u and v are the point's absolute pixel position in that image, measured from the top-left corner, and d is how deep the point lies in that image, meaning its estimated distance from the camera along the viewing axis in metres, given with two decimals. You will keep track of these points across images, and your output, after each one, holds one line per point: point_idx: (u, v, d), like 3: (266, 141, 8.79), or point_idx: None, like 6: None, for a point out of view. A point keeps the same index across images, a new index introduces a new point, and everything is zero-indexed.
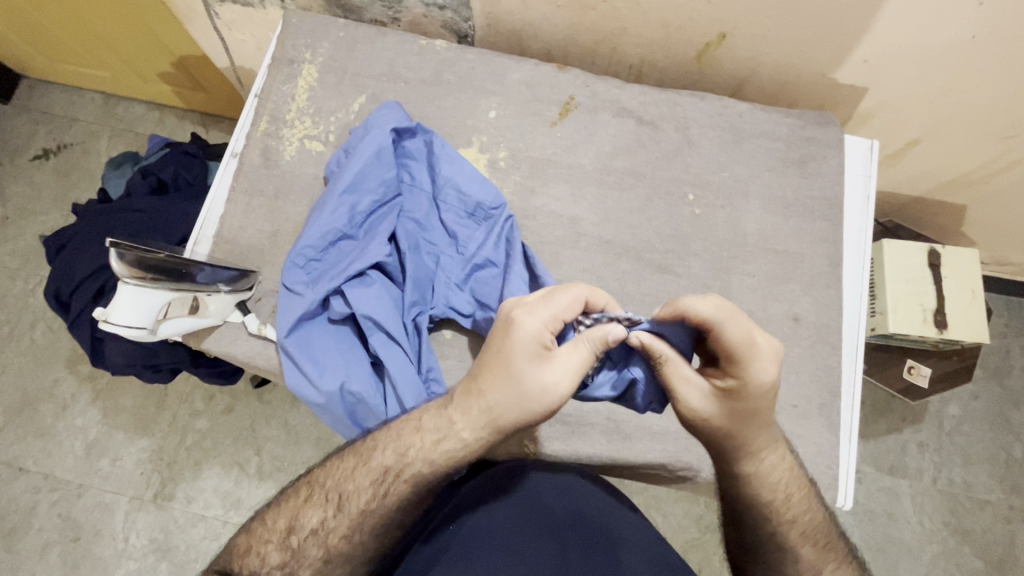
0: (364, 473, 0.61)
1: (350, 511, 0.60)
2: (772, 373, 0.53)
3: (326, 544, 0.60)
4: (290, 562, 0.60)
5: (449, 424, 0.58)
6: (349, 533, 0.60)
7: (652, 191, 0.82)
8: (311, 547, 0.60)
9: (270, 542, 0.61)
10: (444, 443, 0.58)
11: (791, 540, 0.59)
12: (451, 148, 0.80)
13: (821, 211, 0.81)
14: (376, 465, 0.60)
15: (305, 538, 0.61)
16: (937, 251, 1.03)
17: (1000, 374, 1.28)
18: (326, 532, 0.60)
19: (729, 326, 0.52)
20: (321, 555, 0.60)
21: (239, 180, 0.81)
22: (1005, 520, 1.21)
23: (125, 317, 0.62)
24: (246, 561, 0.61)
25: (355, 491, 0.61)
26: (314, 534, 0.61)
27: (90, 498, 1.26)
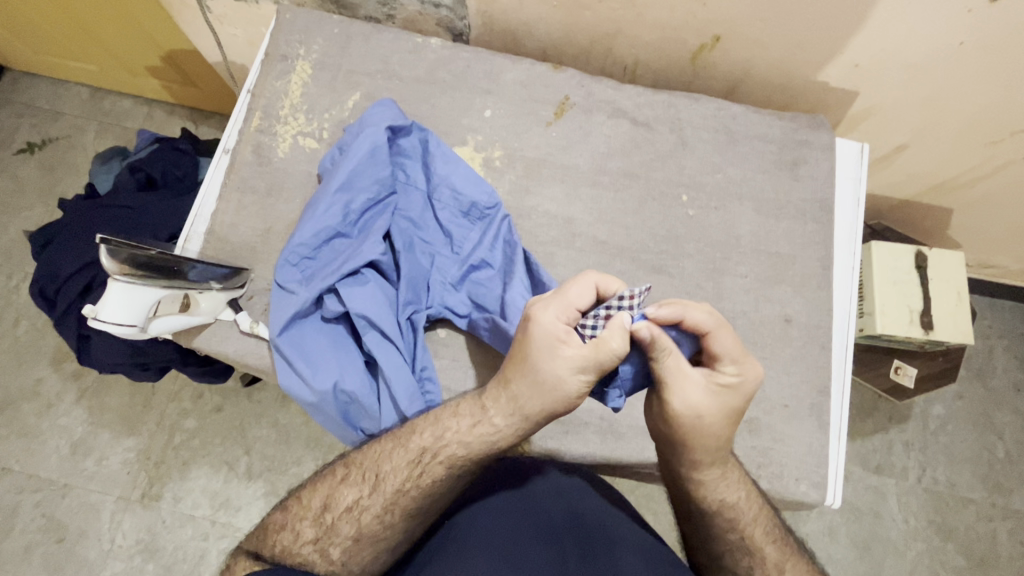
0: (402, 454, 0.61)
1: (385, 491, 0.60)
2: (747, 386, 0.56)
3: (359, 523, 0.59)
4: (323, 537, 0.59)
5: (483, 411, 0.60)
6: (383, 514, 0.59)
7: (647, 192, 0.82)
8: (344, 524, 0.59)
9: (307, 518, 0.61)
10: (479, 429, 0.59)
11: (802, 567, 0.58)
12: (446, 147, 0.80)
13: (812, 213, 0.82)
14: (414, 447, 0.61)
15: (339, 514, 0.60)
16: (924, 253, 1.05)
17: (984, 374, 1.31)
18: (360, 510, 0.60)
19: (718, 337, 0.57)
20: (353, 535, 0.59)
21: (231, 176, 0.80)
22: (987, 518, 1.23)
23: (116, 314, 0.61)
24: (277, 535, 0.61)
25: (389, 472, 0.60)
26: (348, 512, 0.60)
27: (75, 498, 1.24)
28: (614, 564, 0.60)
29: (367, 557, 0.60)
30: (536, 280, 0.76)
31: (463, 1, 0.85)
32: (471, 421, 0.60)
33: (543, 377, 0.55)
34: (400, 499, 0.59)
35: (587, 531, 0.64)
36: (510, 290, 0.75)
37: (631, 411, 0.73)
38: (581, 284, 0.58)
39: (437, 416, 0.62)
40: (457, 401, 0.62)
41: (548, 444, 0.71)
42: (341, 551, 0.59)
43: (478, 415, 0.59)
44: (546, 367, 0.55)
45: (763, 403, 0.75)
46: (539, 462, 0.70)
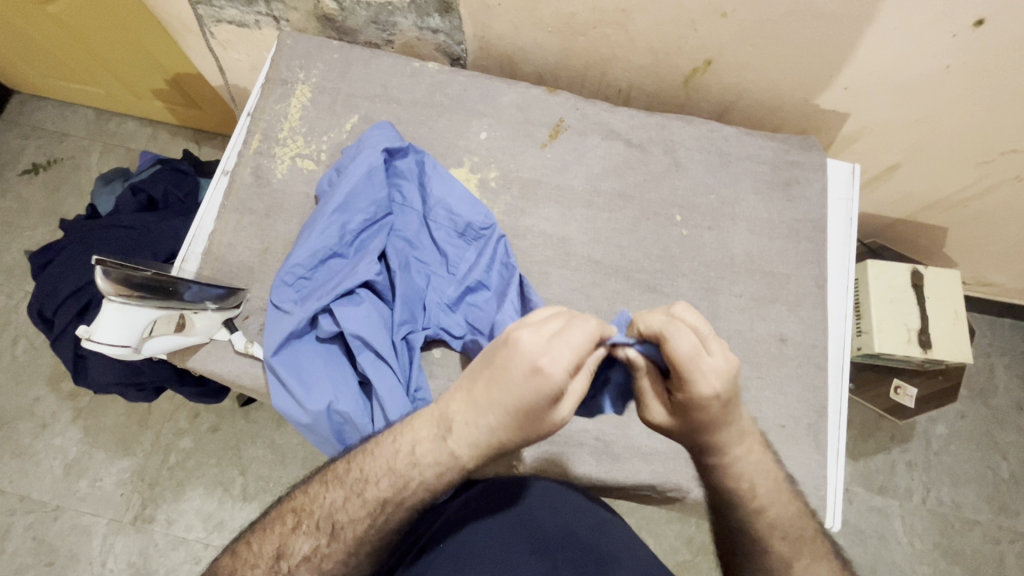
0: (357, 504, 0.59)
1: (345, 539, 0.59)
2: (720, 386, 0.52)
3: (320, 571, 0.59)
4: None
5: (446, 459, 0.56)
6: (345, 558, 0.59)
7: (641, 212, 0.83)
8: (304, 573, 0.59)
9: (260, 565, 0.59)
10: (443, 475, 0.57)
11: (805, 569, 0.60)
12: (441, 168, 0.81)
13: (806, 232, 0.83)
14: (370, 498, 0.58)
15: (296, 564, 0.59)
16: (920, 272, 1.05)
17: (986, 394, 1.30)
18: (319, 559, 0.59)
19: (676, 334, 0.53)
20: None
21: (230, 197, 0.81)
22: (995, 541, 1.21)
23: (110, 335, 0.61)
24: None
25: (347, 523, 0.59)
26: (307, 561, 0.59)
27: (67, 520, 1.23)
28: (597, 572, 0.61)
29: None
30: (530, 300, 0.77)
31: (460, 26, 0.88)
32: (436, 464, 0.56)
33: (535, 423, 0.52)
34: (357, 544, 0.59)
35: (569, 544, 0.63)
36: (505, 309, 0.75)
37: (627, 431, 0.72)
38: (583, 328, 0.51)
39: (391, 459, 0.59)
40: (413, 439, 0.58)
41: (542, 464, 0.71)
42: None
43: (443, 462, 0.56)
44: (540, 415, 0.52)
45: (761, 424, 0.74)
46: (506, 480, 0.67)
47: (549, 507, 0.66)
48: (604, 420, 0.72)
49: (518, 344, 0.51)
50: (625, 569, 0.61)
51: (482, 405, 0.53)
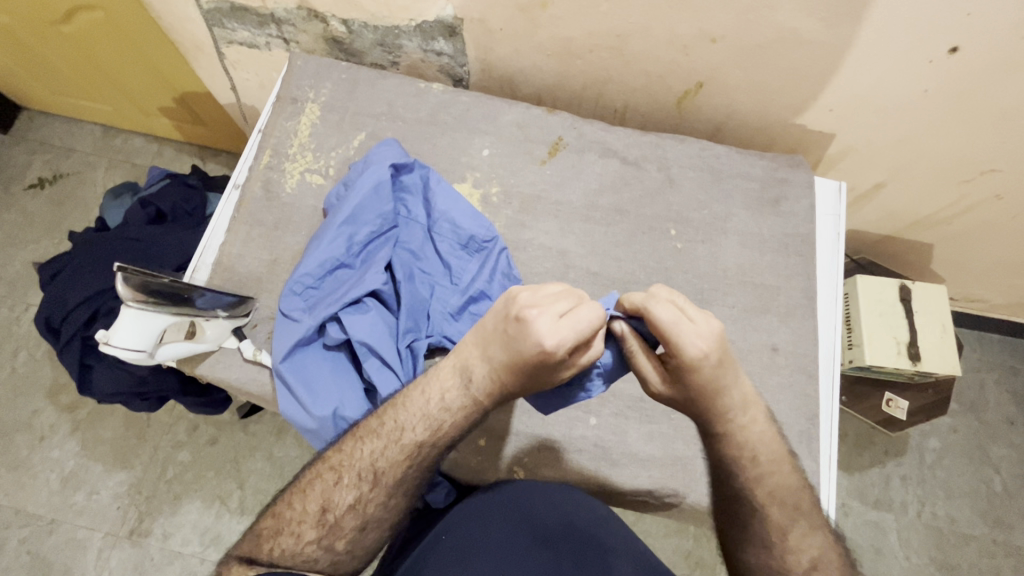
0: (397, 450, 0.61)
1: (386, 484, 0.62)
2: (707, 348, 0.56)
3: (364, 516, 0.62)
4: (327, 537, 0.61)
5: (472, 403, 0.61)
6: (386, 501, 0.62)
7: (637, 227, 0.86)
8: (349, 520, 0.61)
9: (304, 523, 0.61)
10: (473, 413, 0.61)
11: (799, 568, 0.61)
12: (445, 184, 0.84)
13: (795, 246, 0.86)
14: (408, 443, 0.62)
15: (342, 514, 0.61)
16: (907, 286, 1.09)
17: (976, 407, 1.32)
18: (363, 505, 0.61)
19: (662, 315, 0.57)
20: (357, 526, 0.62)
21: (240, 210, 0.83)
22: (989, 554, 1.22)
23: (126, 340, 0.63)
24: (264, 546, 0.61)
25: (387, 468, 0.61)
26: (351, 510, 0.61)
27: (62, 534, 1.22)
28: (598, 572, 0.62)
29: (369, 541, 0.63)
30: None
31: (463, 49, 0.92)
32: (462, 409, 0.61)
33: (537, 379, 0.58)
34: (397, 485, 0.62)
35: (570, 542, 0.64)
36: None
37: (625, 438, 0.73)
38: (588, 310, 0.55)
39: (424, 406, 0.62)
40: (442, 388, 0.62)
41: (542, 471, 0.72)
42: (347, 543, 0.62)
43: (470, 406, 0.61)
44: (552, 373, 0.57)
45: None
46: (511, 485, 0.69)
47: (547, 502, 0.67)
48: (602, 427, 0.74)
49: (536, 322, 0.54)
50: (623, 557, 0.63)
51: (496, 367, 0.58)
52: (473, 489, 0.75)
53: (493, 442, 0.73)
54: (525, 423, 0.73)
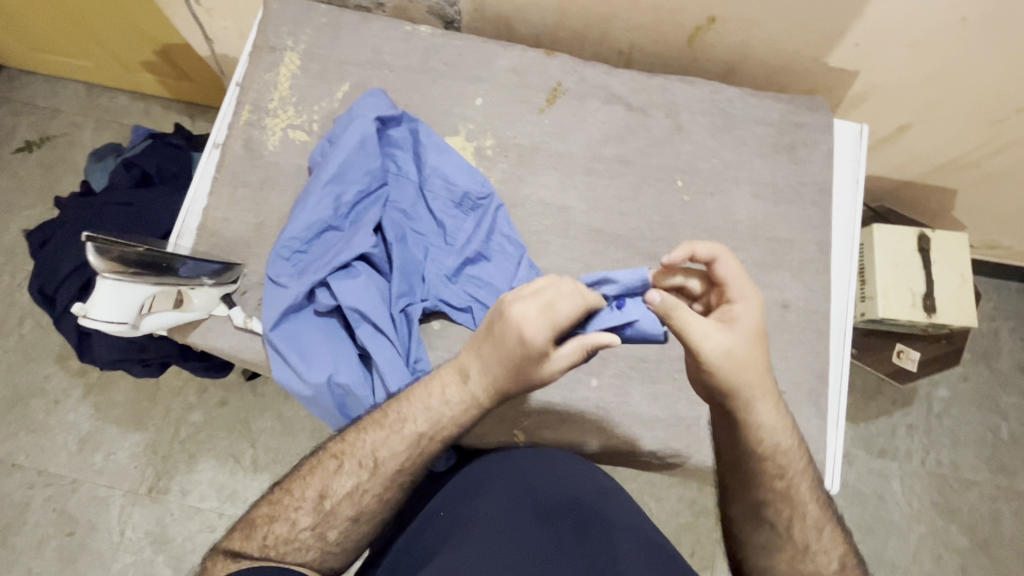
0: (397, 441, 0.60)
1: (383, 474, 0.60)
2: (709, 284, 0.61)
3: (359, 505, 0.60)
4: (321, 524, 0.60)
5: (471, 395, 0.59)
6: (383, 493, 0.61)
7: (641, 179, 0.81)
8: (344, 508, 0.60)
9: (301, 510, 0.60)
10: (469, 407, 0.59)
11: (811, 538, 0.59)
12: (437, 137, 0.80)
13: (811, 196, 0.81)
14: (409, 433, 0.60)
15: (338, 502, 0.60)
16: (927, 235, 1.04)
17: (989, 357, 1.29)
18: (360, 495, 0.60)
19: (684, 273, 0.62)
20: (352, 516, 0.60)
21: (222, 171, 0.79)
22: (992, 500, 1.23)
23: (106, 312, 0.61)
24: (249, 538, 0.59)
25: (387, 458, 0.60)
26: (348, 499, 0.60)
27: (85, 492, 1.26)
28: (606, 557, 0.56)
29: (364, 534, 0.62)
30: (528, 267, 0.77)
31: None
32: (460, 410, 0.59)
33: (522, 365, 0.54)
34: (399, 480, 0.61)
35: (579, 516, 0.59)
36: (500, 284, 0.76)
37: (628, 399, 0.72)
38: (571, 299, 0.53)
39: (426, 398, 0.61)
40: (442, 382, 0.61)
41: (543, 433, 0.71)
42: (339, 533, 0.60)
43: (469, 402, 0.59)
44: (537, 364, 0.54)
45: None
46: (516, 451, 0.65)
47: (550, 478, 0.62)
48: (605, 388, 0.72)
49: (518, 314, 0.52)
50: (624, 533, 0.58)
51: (486, 369, 0.56)
52: (474, 453, 0.73)
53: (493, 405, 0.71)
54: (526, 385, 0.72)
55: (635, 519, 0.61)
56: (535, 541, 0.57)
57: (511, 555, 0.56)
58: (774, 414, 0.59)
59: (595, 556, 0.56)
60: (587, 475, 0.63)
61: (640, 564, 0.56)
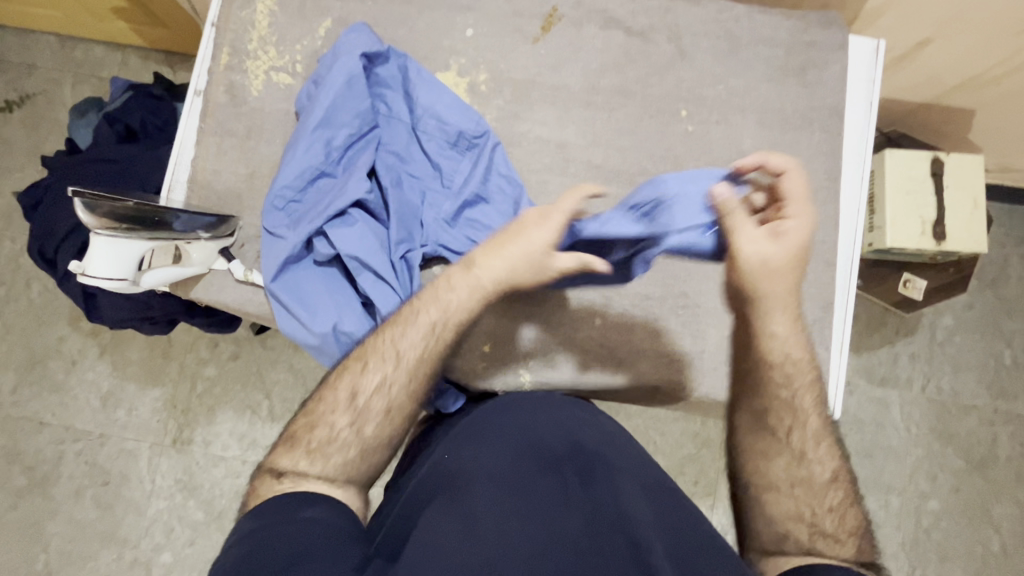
0: (416, 329, 0.63)
1: (406, 364, 0.62)
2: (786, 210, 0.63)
3: (388, 397, 0.61)
4: (358, 421, 0.60)
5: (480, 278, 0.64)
6: (410, 383, 0.62)
7: (643, 110, 0.77)
8: (374, 402, 0.61)
9: (338, 411, 0.60)
10: (481, 288, 0.64)
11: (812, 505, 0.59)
12: (426, 73, 0.76)
13: (820, 121, 0.77)
14: (424, 320, 0.63)
15: (370, 397, 0.61)
16: (940, 159, 1.00)
17: (996, 283, 1.28)
18: (388, 386, 0.61)
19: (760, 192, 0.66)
20: (385, 409, 0.61)
21: (207, 121, 0.76)
22: (989, 422, 1.26)
23: (104, 270, 0.60)
24: (288, 455, 0.58)
25: (409, 346, 0.63)
26: (377, 393, 0.61)
27: (113, 446, 1.32)
28: (610, 497, 0.54)
29: (398, 429, 0.62)
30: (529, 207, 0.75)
31: None
32: (471, 299, 0.64)
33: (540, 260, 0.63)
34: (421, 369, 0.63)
35: (584, 460, 0.58)
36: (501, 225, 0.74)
37: (632, 337, 0.72)
38: (574, 198, 0.63)
39: (440, 285, 0.65)
40: (454, 269, 0.65)
41: (549, 372, 0.71)
42: (376, 427, 0.60)
43: (480, 281, 0.64)
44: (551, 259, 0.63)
45: None
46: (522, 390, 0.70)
47: (550, 423, 0.62)
48: (609, 327, 0.72)
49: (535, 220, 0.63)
50: (628, 475, 0.57)
51: (496, 263, 0.63)
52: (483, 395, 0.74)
53: (498, 347, 0.72)
54: (532, 327, 0.72)
55: (638, 463, 0.60)
56: (540, 487, 0.55)
57: (517, 499, 0.53)
58: (787, 325, 0.64)
59: (601, 494, 0.55)
60: (592, 422, 0.64)
61: (644, 501, 0.55)
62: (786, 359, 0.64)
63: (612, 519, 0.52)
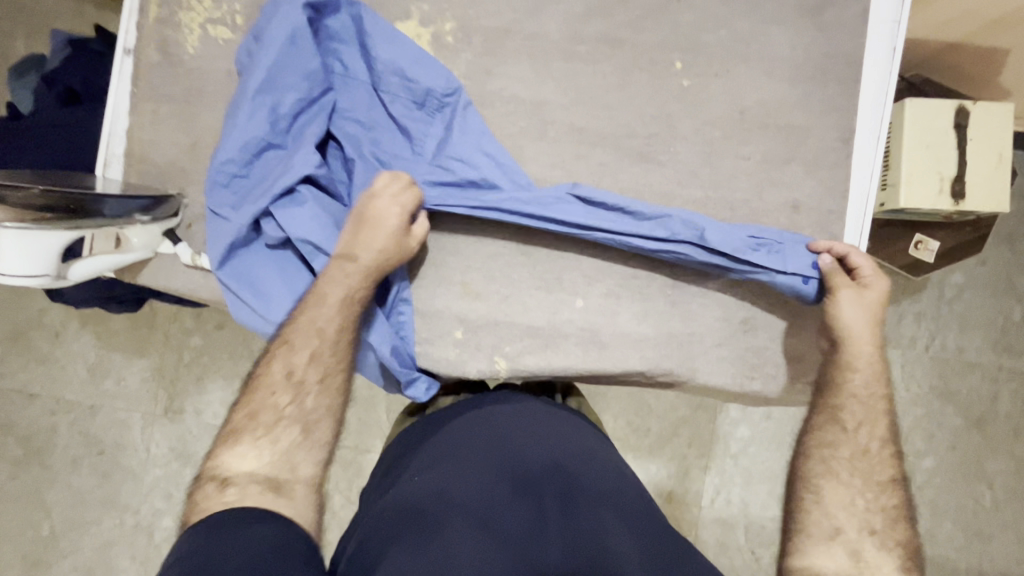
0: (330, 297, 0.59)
1: (326, 333, 0.59)
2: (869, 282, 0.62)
3: (319, 365, 0.59)
4: (297, 396, 0.58)
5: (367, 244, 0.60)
6: (336, 348, 0.59)
7: (633, 60, 0.68)
8: (309, 372, 0.58)
9: (278, 391, 0.58)
10: (377, 244, 0.60)
11: (855, 531, 0.57)
12: (384, 23, 0.66)
13: (835, 71, 0.68)
14: (330, 291, 0.59)
15: (305, 369, 0.58)
16: (966, 109, 0.90)
17: (1013, 239, 1.20)
18: (316, 357, 0.59)
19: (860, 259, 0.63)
20: (319, 378, 0.59)
21: (140, 84, 0.68)
22: (992, 380, 1.21)
23: (19, 266, 0.53)
24: (233, 450, 0.56)
25: (322, 318, 0.59)
26: (312, 362, 0.59)
27: (106, 415, 1.24)
28: (591, 533, 0.51)
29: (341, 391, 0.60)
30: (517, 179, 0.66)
31: None
32: (369, 283, 0.60)
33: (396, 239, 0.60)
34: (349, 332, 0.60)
35: (564, 484, 0.55)
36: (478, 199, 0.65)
37: (616, 319, 0.67)
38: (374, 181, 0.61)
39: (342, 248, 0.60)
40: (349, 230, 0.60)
41: (526, 359, 0.66)
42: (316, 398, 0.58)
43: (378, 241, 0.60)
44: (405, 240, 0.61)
45: (762, 299, 0.68)
46: (518, 391, 0.67)
47: (533, 440, 0.59)
48: (591, 308, 0.67)
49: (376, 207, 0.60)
50: (610, 506, 0.54)
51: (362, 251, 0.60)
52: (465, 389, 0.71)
53: (471, 333, 0.67)
54: (509, 310, 0.67)
55: (618, 488, 0.57)
56: (518, 516, 0.52)
57: (491, 535, 0.50)
58: (865, 363, 0.62)
59: (582, 526, 0.51)
60: (577, 437, 0.61)
61: (628, 534, 0.51)
62: (850, 385, 0.62)
63: (588, 553, 0.49)
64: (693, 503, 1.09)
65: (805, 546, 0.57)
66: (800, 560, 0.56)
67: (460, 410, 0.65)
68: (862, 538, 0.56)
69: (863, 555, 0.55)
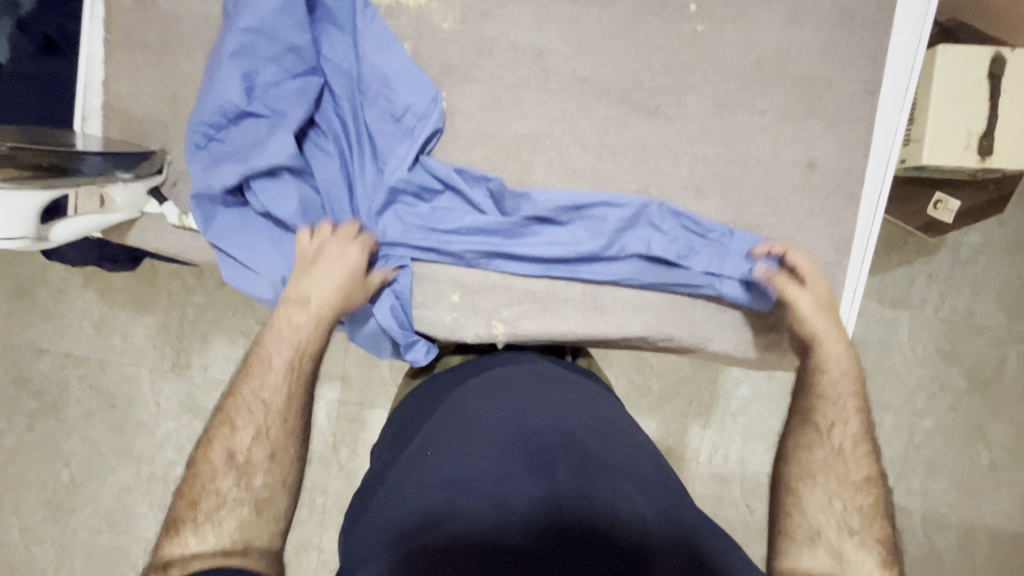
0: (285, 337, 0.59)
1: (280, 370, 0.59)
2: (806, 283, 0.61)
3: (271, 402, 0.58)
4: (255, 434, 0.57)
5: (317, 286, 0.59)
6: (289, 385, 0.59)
7: (643, 3, 0.63)
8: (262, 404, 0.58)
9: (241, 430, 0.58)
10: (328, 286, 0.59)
11: (835, 531, 0.56)
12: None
13: (863, 15, 0.62)
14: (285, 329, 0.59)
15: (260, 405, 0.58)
16: (1002, 57, 0.84)
17: None
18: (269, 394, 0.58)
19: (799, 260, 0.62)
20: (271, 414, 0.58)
21: (113, 31, 0.64)
22: (1000, 343, 1.19)
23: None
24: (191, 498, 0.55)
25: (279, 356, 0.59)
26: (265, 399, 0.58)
27: (114, 370, 1.24)
28: (606, 503, 0.48)
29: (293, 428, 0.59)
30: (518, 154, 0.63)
31: None
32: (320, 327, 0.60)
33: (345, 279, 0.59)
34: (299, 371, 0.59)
35: (576, 454, 0.53)
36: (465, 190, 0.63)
37: (619, 284, 0.65)
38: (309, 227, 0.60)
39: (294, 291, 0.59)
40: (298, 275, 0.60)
41: (524, 324, 0.64)
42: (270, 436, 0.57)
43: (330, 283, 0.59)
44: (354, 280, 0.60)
45: None
46: (528, 352, 0.67)
47: (545, 412, 0.57)
48: (593, 273, 0.65)
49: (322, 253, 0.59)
50: (625, 476, 0.52)
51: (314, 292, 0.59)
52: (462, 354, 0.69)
53: (469, 297, 0.65)
54: (507, 273, 0.65)
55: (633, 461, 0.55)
56: (526, 488, 0.49)
57: (495, 512, 0.47)
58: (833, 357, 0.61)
59: (597, 496, 0.48)
60: (591, 409, 0.59)
61: (644, 505, 0.49)
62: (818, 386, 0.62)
63: (600, 526, 0.46)
64: (689, 458, 1.10)
65: (793, 549, 0.56)
66: (788, 562, 0.55)
67: (472, 378, 0.64)
68: (842, 538, 0.55)
69: (844, 554, 0.54)
